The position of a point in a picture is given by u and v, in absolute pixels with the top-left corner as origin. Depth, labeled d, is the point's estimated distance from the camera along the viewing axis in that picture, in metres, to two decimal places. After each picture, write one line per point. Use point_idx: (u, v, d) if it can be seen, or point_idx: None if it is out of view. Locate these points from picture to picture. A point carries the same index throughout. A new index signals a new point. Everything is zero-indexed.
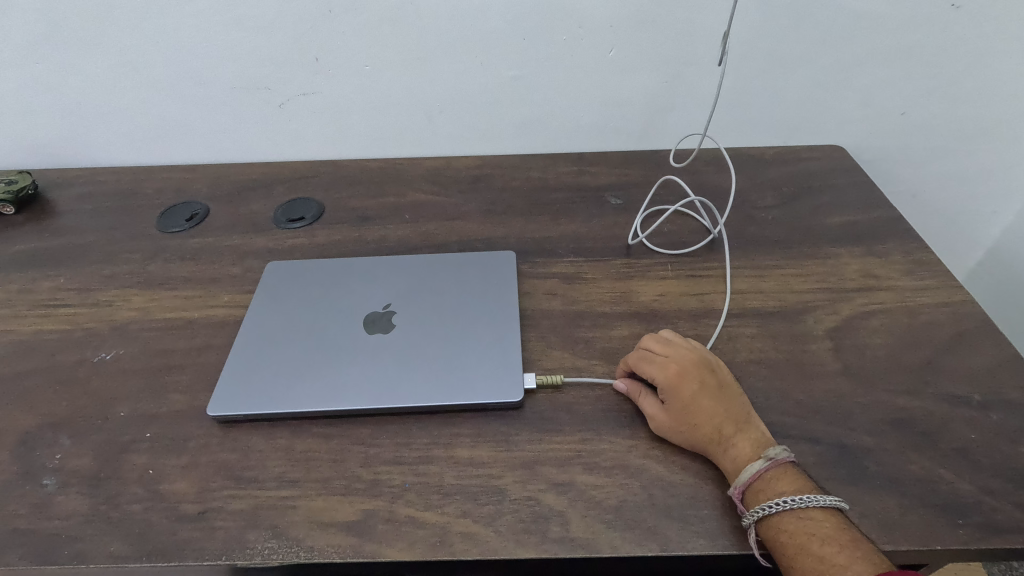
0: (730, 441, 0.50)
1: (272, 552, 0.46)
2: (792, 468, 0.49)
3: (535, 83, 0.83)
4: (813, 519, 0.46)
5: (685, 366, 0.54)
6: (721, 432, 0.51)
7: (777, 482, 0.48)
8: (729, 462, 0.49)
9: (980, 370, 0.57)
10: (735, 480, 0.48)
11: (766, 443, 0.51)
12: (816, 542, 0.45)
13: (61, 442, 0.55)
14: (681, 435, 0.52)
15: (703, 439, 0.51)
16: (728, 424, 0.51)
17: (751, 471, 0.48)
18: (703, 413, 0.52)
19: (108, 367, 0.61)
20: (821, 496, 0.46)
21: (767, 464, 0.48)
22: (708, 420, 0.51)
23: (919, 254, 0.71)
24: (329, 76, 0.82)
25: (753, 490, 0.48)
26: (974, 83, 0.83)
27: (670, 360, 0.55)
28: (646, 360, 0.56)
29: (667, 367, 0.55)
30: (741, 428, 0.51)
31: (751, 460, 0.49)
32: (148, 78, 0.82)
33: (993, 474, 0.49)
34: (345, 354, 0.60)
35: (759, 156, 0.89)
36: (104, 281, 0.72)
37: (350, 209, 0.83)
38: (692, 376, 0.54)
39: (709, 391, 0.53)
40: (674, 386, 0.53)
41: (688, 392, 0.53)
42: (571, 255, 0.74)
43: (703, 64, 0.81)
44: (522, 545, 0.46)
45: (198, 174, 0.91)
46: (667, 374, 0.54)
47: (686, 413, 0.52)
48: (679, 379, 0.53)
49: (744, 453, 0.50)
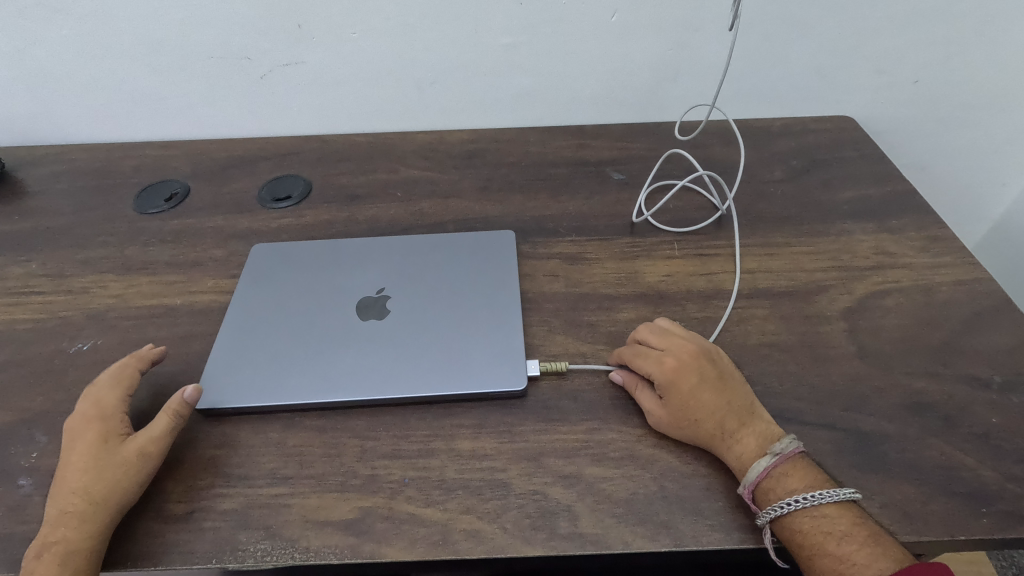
0: (734, 436, 0.48)
1: (266, 554, 0.44)
2: (800, 459, 0.47)
3: (533, 51, 0.79)
4: (829, 517, 0.44)
5: (682, 360, 0.52)
6: (724, 428, 0.48)
7: (786, 478, 0.46)
8: (734, 458, 0.47)
9: (1000, 351, 0.55)
10: (743, 477, 0.46)
11: (773, 435, 0.48)
12: (833, 541, 0.43)
13: (36, 440, 0.51)
14: (683, 432, 0.49)
15: (706, 435, 0.48)
16: (732, 418, 0.49)
17: (760, 468, 0.45)
18: (704, 408, 0.49)
19: (86, 358, 0.58)
20: (833, 492, 0.44)
21: (774, 460, 0.46)
22: (709, 415, 0.49)
23: (934, 229, 0.68)
24: (313, 45, 0.77)
25: (762, 488, 0.45)
26: (992, 50, 0.80)
27: (666, 353, 0.53)
28: (641, 354, 0.53)
29: (664, 361, 0.52)
30: (744, 421, 0.49)
31: (758, 455, 0.46)
32: (117, 48, 0.77)
33: (1016, 460, 0.47)
34: (339, 342, 0.57)
35: (766, 128, 0.85)
36: (79, 266, 0.68)
37: (339, 187, 0.79)
38: (691, 370, 0.51)
39: (709, 385, 0.50)
40: (671, 381, 0.51)
41: (686, 387, 0.50)
42: (573, 233, 0.70)
43: (711, 30, 0.76)
44: (529, 542, 0.44)
45: (176, 151, 0.86)
46: (663, 368, 0.51)
47: (685, 408, 0.49)
48: (676, 373, 0.51)
49: (750, 449, 0.47)
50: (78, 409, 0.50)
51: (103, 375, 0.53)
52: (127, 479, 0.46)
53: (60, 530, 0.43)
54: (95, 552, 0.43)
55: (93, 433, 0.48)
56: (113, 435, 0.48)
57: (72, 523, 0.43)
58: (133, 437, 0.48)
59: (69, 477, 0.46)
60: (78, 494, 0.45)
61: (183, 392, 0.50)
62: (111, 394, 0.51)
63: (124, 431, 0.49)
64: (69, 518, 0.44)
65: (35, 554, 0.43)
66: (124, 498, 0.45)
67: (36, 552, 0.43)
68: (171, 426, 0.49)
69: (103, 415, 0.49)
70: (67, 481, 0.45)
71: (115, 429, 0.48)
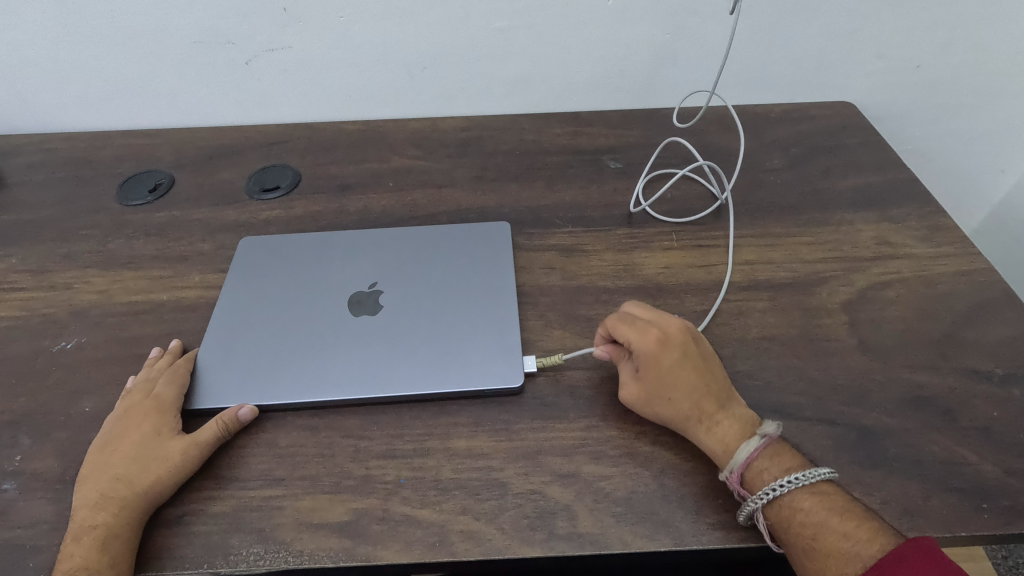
0: (712, 419, 0.48)
1: (259, 558, 0.43)
2: (778, 445, 0.47)
3: (528, 35, 0.76)
4: (816, 503, 0.44)
5: (666, 335, 0.51)
6: (702, 409, 0.48)
7: (768, 465, 0.46)
8: (711, 442, 0.47)
9: (1001, 343, 0.55)
10: (724, 466, 0.46)
11: (751, 419, 0.48)
12: (827, 526, 0.43)
13: (20, 442, 0.50)
14: (659, 412, 0.48)
15: (683, 415, 0.48)
16: (710, 400, 0.48)
17: (742, 455, 0.45)
18: (681, 387, 0.49)
19: (70, 357, 0.56)
20: (813, 472, 0.44)
21: (755, 448, 0.46)
22: (686, 395, 0.48)
23: (935, 219, 0.67)
24: (299, 29, 0.74)
25: (746, 478, 0.45)
26: (995, 34, 0.78)
27: (650, 326, 0.52)
28: (625, 324, 0.52)
29: (647, 332, 0.51)
30: (722, 404, 0.48)
31: (739, 442, 0.46)
32: (94, 31, 0.74)
33: (1017, 455, 0.47)
34: (331, 338, 0.56)
35: (765, 114, 0.84)
36: (61, 261, 0.66)
37: (329, 177, 0.76)
38: (672, 349, 0.50)
39: (690, 363, 0.50)
40: (651, 354, 0.50)
41: (665, 362, 0.50)
42: (569, 225, 0.69)
43: (711, 13, 0.74)
44: (527, 543, 0.43)
45: (160, 140, 0.83)
46: (646, 339, 0.51)
47: (662, 385, 0.49)
48: (658, 347, 0.50)
49: (729, 433, 0.47)
50: (137, 396, 0.51)
51: (159, 366, 0.53)
52: (169, 476, 0.46)
53: (100, 514, 0.44)
54: (128, 540, 0.43)
55: (146, 427, 0.49)
56: (163, 431, 0.48)
57: (112, 508, 0.44)
58: (182, 436, 0.48)
59: (116, 463, 0.47)
60: (122, 483, 0.45)
61: (239, 409, 0.50)
62: (165, 387, 0.51)
63: (174, 427, 0.49)
64: (109, 503, 0.44)
65: (75, 534, 0.44)
66: (163, 493, 0.45)
67: (74, 535, 0.44)
68: (218, 433, 0.48)
69: (157, 408, 0.50)
70: (113, 468, 0.46)
71: (165, 425, 0.49)
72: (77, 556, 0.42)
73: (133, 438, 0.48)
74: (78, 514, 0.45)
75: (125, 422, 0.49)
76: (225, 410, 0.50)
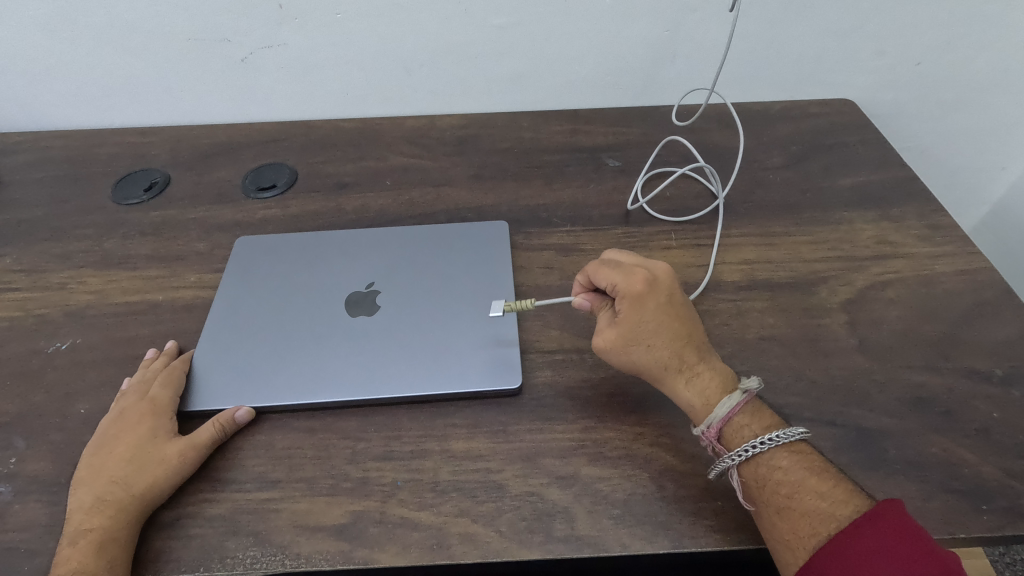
0: (693, 370, 0.49)
1: (255, 561, 0.43)
2: (755, 403, 0.49)
3: (526, 32, 0.76)
4: (794, 466, 0.45)
5: (653, 278, 0.51)
6: (683, 359, 0.49)
7: (745, 424, 0.47)
8: (690, 393, 0.49)
9: (1000, 343, 0.55)
10: (702, 422, 0.48)
11: (727, 372, 0.50)
12: (803, 485, 0.44)
13: (15, 445, 0.50)
14: (641, 360, 0.49)
15: (665, 363, 0.49)
16: (691, 352, 0.50)
17: (719, 414, 0.47)
18: (664, 334, 0.50)
19: (65, 358, 0.56)
20: (789, 431, 0.46)
21: (732, 406, 0.47)
22: (669, 343, 0.49)
23: (935, 218, 0.67)
24: (296, 26, 0.74)
25: (723, 437, 0.47)
26: (997, 31, 0.77)
27: (636, 269, 0.52)
28: (611, 267, 0.52)
29: (634, 277, 0.51)
30: (702, 356, 0.50)
31: (718, 398, 0.48)
32: (88, 28, 0.73)
33: (1016, 456, 0.47)
34: (328, 338, 0.55)
35: (765, 112, 0.83)
36: (56, 260, 0.66)
37: (326, 175, 0.76)
38: (658, 297, 0.51)
39: (673, 309, 0.51)
40: (638, 297, 0.50)
41: (651, 306, 0.50)
42: (568, 224, 0.69)
43: (711, 10, 0.74)
44: (525, 546, 0.43)
45: (156, 138, 0.82)
46: (632, 282, 0.51)
47: (646, 331, 0.49)
48: (644, 290, 0.50)
49: (709, 385, 0.49)
50: (132, 398, 0.51)
51: (155, 368, 0.53)
52: (165, 479, 0.46)
53: (97, 517, 0.44)
54: (126, 544, 0.43)
55: (142, 429, 0.48)
56: (159, 433, 0.48)
57: (108, 511, 0.44)
58: (179, 438, 0.48)
59: (112, 465, 0.46)
60: (119, 486, 0.45)
61: (236, 410, 0.50)
62: (161, 389, 0.51)
63: (171, 429, 0.49)
64: (105, 506, 0.44)
65: (71, 538, 0.43)
66: (159, 496, 0.45)
67: (70, 539, 0.43)
68: (216, 435, 0.48)
69: (153, 410, 0.50)
70: (109, 471, 0.46)
71: (162, 427, 0.49)
72: (74, 560, 0.42)
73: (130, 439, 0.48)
74: (74, 517, 0.44)
75: (121, 423, 0.49)
76: (224, 411, 0.50)
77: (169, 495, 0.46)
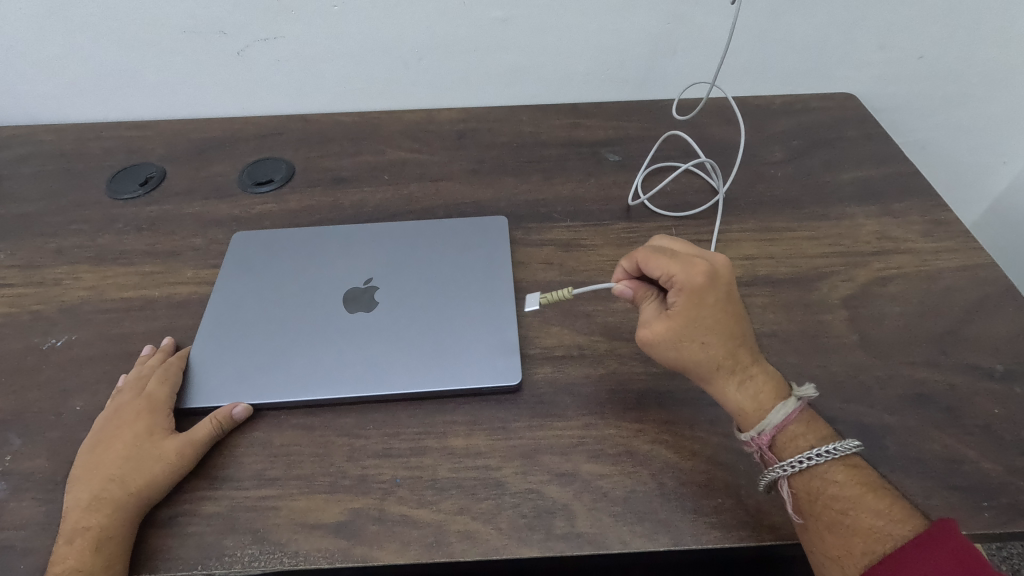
0: (746, 371, 0.48)
1: (254, 559, 0.43)
2: (811, 413, 0.47)
3: (526, 25, 0.75)
4: (850, 481, 0.44)
5: (713, 271, 0.49)
6: (737, 359, 0.48)
7: (799, 434, 0.46)
8: (743, 396, 0.47)
9: (1002, 339, 0.54)
10: (752, 428, 0.46)
11: (779, 377, 0.49)
12: (858, 502, 0.43)
13: (10, 442, 0.49)
14: (693, 355, 0.48)
15: (719, 362, 0.47)
16: (745, 352, 0.48)
17: (772, 423, 0.45)
18: (720, 331, 0.48)
19: (60, 354, 0.55)
20: (846, 444, 0.44)
21: (786, 416, 0.46)
22: (725, 341, 0.48)
23: (937, 213, 0.66)
24: (292, 18, 0.73)
25: (775, 446, 0.46)
26: (1000, 24, 0.77)
27: (696, 260, 0.49)
28: (668, 255, 0.50)
29: (694, 268, 0.49)
30: (755, 357, 0.48)
31: (771, 404, 0.46)
32: (81, 21, 0.72)
33: (1018, 452, 0.47)
34: (326, 335, 0.55)
35: (766, 106, 0.83)
36: (51, 256, 0.65)
37: (324, 170, 0.75)
38: (717, 291, 0.48)
39: (731, 305, 0.49)
40: (697, 290, 0.48)
41: (710, 301, 0.48)
42: (567, 219, 0.68)
43: (712, 2, 0.73)
44: (525, 544, 0.43)
45: (151, 132, 0.82)
46: (691, 274, 0.48)
47: (703, 327, 0.47)
48: (705, 283, 0.48)
49: (762, 388, 0.47)
50: (128, 396, 0.50)
51: (151, 365, 0.53)
52: (162, 476, 0.45)
53: (94, 515, 0.43)
54: (123, 542, 0.43)
55: (138, 426, 0.48)
56: (156, 430, 0.48)
57: (105, 509, 0.43)
58: (176, 435, 0.47)
59: (108, 463, 0.46)
60: (115, 483, 0.45)
61: (233, 407, 0.50)
62: (157, 385, 0.51)
63: (168, 426, 0.48)
64: (102, 504, 0.44)
65: (68, 536, 0.43)
66: (157, 494, 0.45)
67: (67, 537, 0.43)
68: (214, 432, 0.48)
69: (149, 407, 0.49)
70: (105, 469, 0.46)
71: (158, 424, 0.48)
72: (71, 559, 0.42)
73: (126, 437, 0.47)
74: (70, 515, 0.44)
75: (117, 421, 0.49)
76: (221, 408, 0.50)
77: (166, 492, 0.46)
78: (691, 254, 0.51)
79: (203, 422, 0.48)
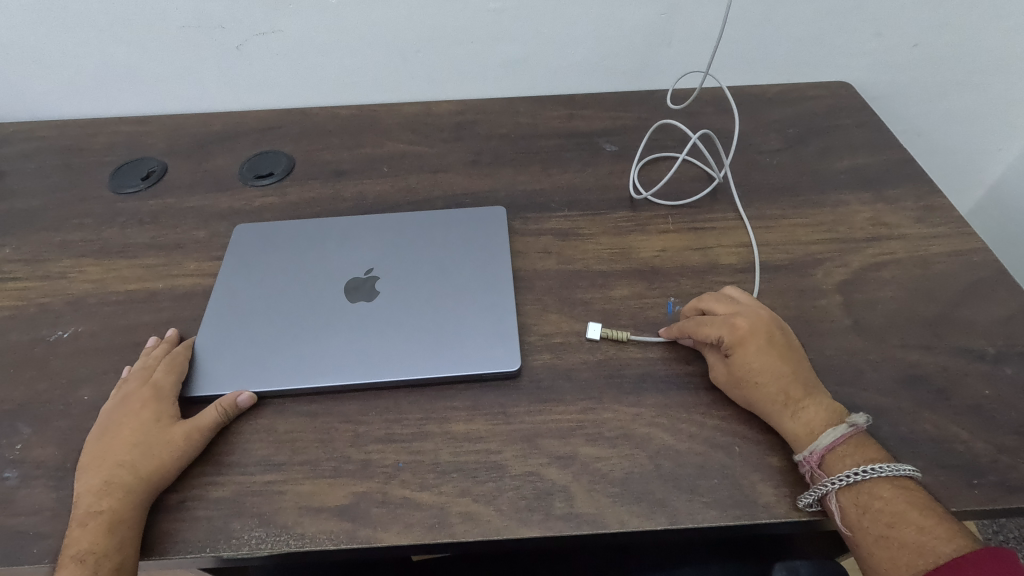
0: (799, 404, 0.48)
1: (261, 542, 0.44)
2: (860, 436, 0.47)
3: (520, 16, 0.75)
4: (897, 496, 0.44)
5: (753, 322, 0.52)
6: (788, 394, 0.48)
7: (848, 453, 0.46)
8: (796, 424, 0.47)
9: (994, 322, 0.55)
10: (803, 448, 0.46)
11: (840, 409, 0.48)
12: (903, 518, 0.43)
13: (20, 431, 0.50)
14: (744, 396, 0.49)
15: (770, 398, 0.48)
16: (796, 387, 0.49)
17: (824, 442, 0.45)
18: (769, 371, 0.49)
19: (67, 346, 0.56)
20: (895, 465, 0.44)
21: (837, 438, 0.46)
22: (775, 380, 0.49)
23: (930, 199, 0.67)
24: (288, 13, 0.74)
25: (825, 464, 0.46)
26: (994, 10, 0.77)
27: (737, 315, 0.52)
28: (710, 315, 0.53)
29: (733, 323, 0.52)
30: (809, 392, 0.49)
31: (823, 427, 0.47)
32: (79, 16, 0.72)
33: (1008, 432, 0.48)
34: (328, 325, 0.56)
35: (762, 95, 0.83)
36: (55, 250, 0.66)
37: (323, 163, 0.76)
38: (760, 339, 0.51)
39: (777, 349, 0.51)
40: (741, 342, 0.51)
41: (754, 348, 0.50)
42: (565, 208, 0.69)
43: None
44: (525, 524, 0.44)
45: (151, 127, 0.82)
46: (733, 330, 0.51)
47: (752, 370, 0.49)
48: (746, 333, 0.51)
49: (816, 418, 0.47)
50: (134, 386, 0.51)
51: (154, 355, 0.54)
52: (170, 461, 0.46)
53: (105, 500, 0.44)
54: (135, 524, 0.44)
55: (145, 414, 0.49)
56: (164, 418, 0.49)
57: (116, 494, 0.44)
58: (182, 422, 0.48)
59: (116, 450, 0.47)
60: (125, 469, 0.46)
61: (239, 395, 0.51)
62: (160, 374, 0.51)
63: (175, 413, 0.50)
64: (112, 489, 0.45)
65: (81, 521, 0.44)
66: (166, 478, 0.46)
67: (80, 521, 0.44)
68: (220, 418, 0.49)
69: (154, 395, 0.50)
70: (114, 456, 0.47)
71: (164, 412, 0.49)
72: (85, 541, 0.43)
73: (133, 427, 0.48)
74: (81, 500, 0.45)
75: (124, 411, 0.49)
76: (225, 396, 0.51)
77: (174, 478, 0.47)
78: (734, 309, 0.53)
79: (206, 411, 0.49)
